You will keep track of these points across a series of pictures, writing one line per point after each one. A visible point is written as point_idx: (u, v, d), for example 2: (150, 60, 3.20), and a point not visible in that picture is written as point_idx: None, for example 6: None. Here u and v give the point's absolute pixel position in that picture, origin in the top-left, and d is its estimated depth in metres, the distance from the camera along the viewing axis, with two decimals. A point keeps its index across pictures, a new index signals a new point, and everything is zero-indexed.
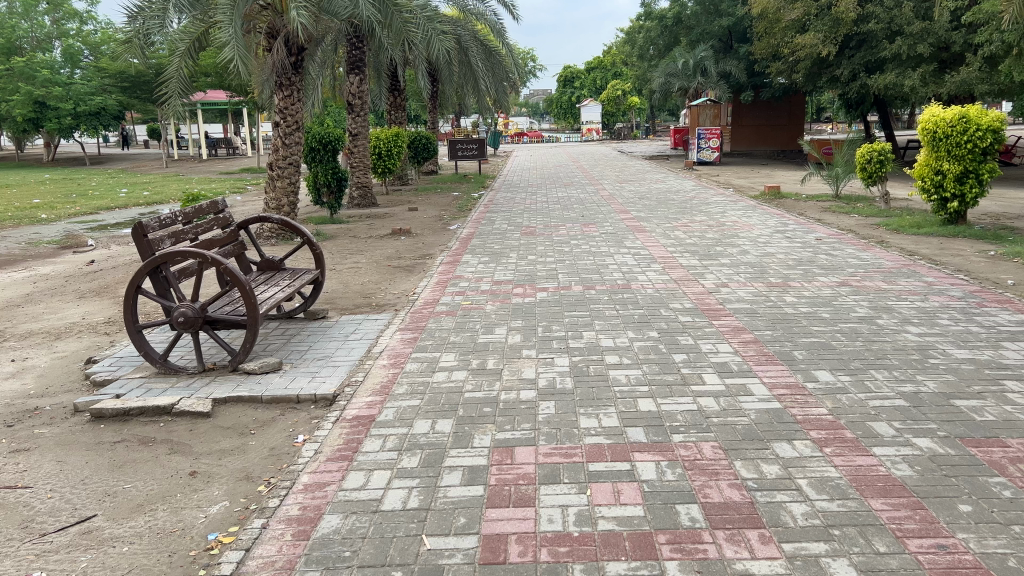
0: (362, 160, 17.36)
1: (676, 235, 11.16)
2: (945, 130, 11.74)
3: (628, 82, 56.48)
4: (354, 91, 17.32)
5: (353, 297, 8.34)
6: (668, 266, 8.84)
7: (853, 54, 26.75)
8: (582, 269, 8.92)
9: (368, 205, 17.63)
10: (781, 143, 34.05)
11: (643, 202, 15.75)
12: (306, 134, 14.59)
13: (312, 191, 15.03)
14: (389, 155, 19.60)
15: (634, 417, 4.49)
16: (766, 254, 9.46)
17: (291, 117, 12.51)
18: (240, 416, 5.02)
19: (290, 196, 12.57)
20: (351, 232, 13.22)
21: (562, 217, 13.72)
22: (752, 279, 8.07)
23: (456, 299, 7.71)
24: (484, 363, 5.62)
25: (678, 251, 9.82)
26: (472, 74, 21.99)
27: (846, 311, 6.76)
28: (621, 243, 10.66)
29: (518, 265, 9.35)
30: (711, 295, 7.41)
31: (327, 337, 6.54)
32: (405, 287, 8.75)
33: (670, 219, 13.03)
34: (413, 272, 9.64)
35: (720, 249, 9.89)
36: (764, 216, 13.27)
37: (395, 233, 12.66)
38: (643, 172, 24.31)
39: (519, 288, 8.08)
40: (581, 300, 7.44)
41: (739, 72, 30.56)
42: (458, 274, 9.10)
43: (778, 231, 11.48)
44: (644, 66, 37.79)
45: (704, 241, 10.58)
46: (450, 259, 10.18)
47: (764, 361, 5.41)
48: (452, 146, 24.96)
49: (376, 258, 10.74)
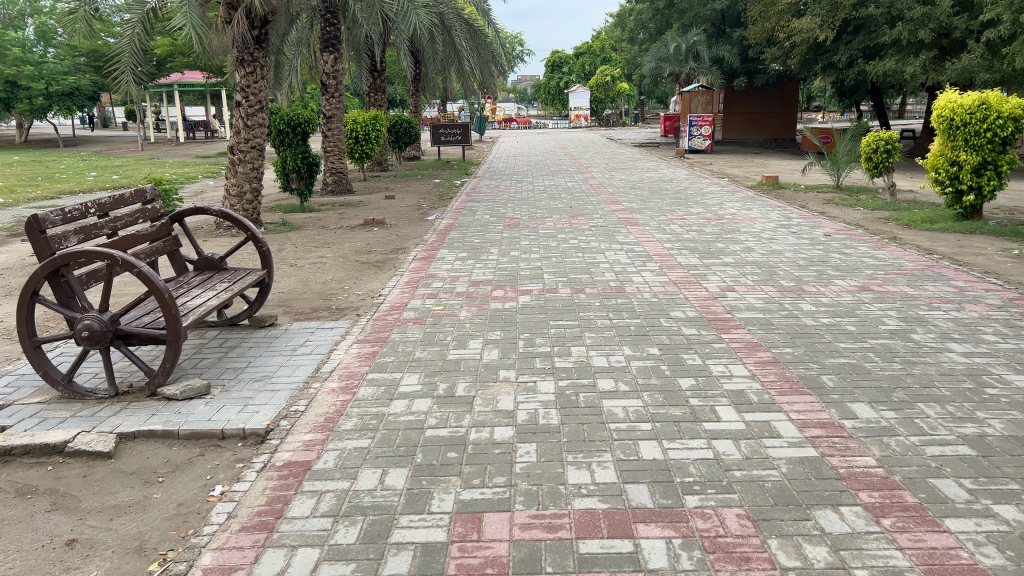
0: (337, 144, 16.36)
1: (671, 229, 10.26)
2: (963, 118, 10.82)
3: (617, 68, 55.42)
4: (329, 70, 16.28)
5: (310, 299, 7.37)
6: (666, 266, 7.95)
7: (851, 40, 25.83)
8: (569, 269, 8.00)
9: (343, 192, 16.62)
10: (774, 131, 33.20)
11: (636, 192, 14.84)
12: (273, 115, 13.54)
13: (280, 176, 14.03)
14: (367, 140, 18.58)
15: (636, 469, 3.56)
16: (772, 252, 8.59)
17: (254, 96, 11.48)
18: (148, 458, 4.06)
19: (252, 181, 11.55)
20: (321, 222, 12.22)
21: (549, 208, 12.80)
22: (760, 283, 7.18)
23: (427, 303, 6.76)
24: (453, 389, 4.68)
25: (676, 247, 8.93)
26: (456, 56, 20.97)
27: (873, 322, 5.88)
28: (612, 237, 9.76)
29: (499, 263, 8.42)
30: (717, 302, 6.50)
31: (271, 351, 5.58)
32: (371, 287, 7.79)
33: (665, 210, 12.14)
34: (383, 269, 8.69)
35: (721, 246, 8.98)
36: (765, 209, 12.40)
37: (369, 223, 11.69)
38: (634, 160, 23.40)
39: (498, 291, 7.14)
40: (570, 306, 6.51)
41: (732, 58, 29.64)
42: (432, 272, 8.14)
43: (782, 225, 10.61)
44: (635, 49, 36.76)
45: (703, 236, 9.70)
46: (424, 254, 9.24)
47: (788, 390, 4.51)
48: (435, 131, 23.92)
49: (345, 252, 9.78)
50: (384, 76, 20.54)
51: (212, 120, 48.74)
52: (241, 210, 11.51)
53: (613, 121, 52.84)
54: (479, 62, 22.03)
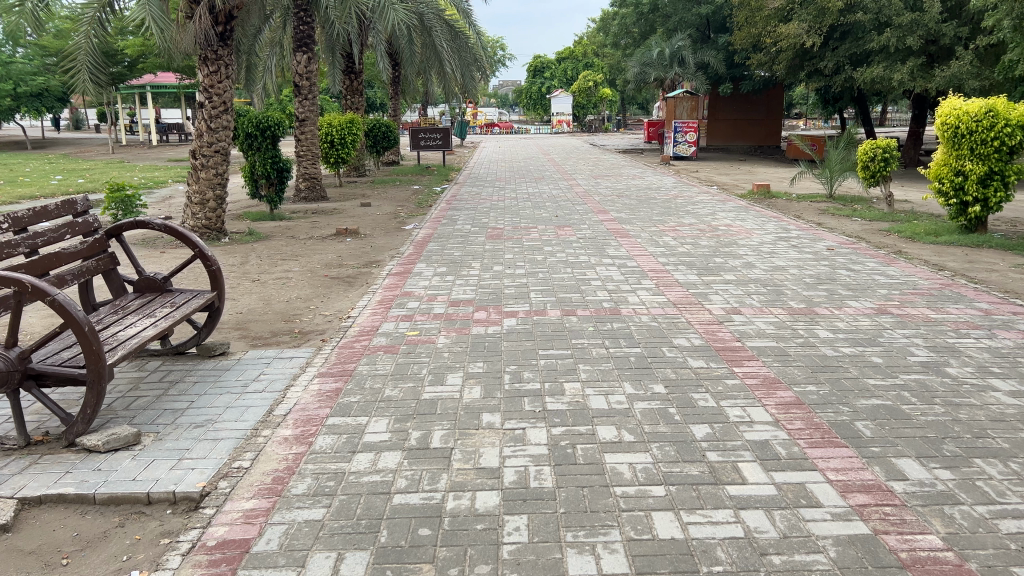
0: (310, 149, 15.63)
1: (664, 241, 9.65)
2: (969, 126, 10.27)
3: (600, 73, 54.92)
4: (302, 71, 15.54)
5: (270, 322, 6.64)
6: (663, 284, 7.31)
7: (838, 46, 25.42)
8: (558, 286, 7.34)
9: (317, 199, 15.87)
10: (759, 138, 32.79)
11: (624, 200, 14.23)
12: (241, 118, 12.79)
13: (249, 183, 13.29)
14: (343, 144, 17.85)
15: (651, 554, 2.89)
16: (776, 269, 7.98)
17: (218, 96, 10.70)
18: (54, 532, 3.33)
19: (216, 188, 10.79)
20: (291, 231, 11.47)
21: (534, 217, 12.12)
22: (768, 304, 6.55)
23: (400, 327, 6.06)
24: (428, 439, 3.98)
25: (672, 262, 8.30)
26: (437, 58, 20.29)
27: (900, 352, 5.24)
28: (602, 250, 9.11)
29: (481, 279, 7.73)
30: (724, 327, 5.85)
31: (218, 388, 4.85)
32: (340, 307, 7.07)
33: (656, 221, 11.54)
34: (354, 285, 7.98)
35: (719, 261, 8.36)
36: (759, 220, 11.83)
37: (341, 233, 10.96)
38: (619, 167, 22.80)
39: (480, 313, 6.45)
40: (561, 331, 5.83)
41: (717, 63, 29.21)
42: (407, 289, 7.43)
43: (781, 238, 10.02)
44: (619, 53, 36.29)
45: (699, 250, 9.08)
46: (400, 268, 8.54)
47: (819, 441, 3.86)
48: (414, 135, 23.21)
49: (315, 265, 9.06)
50: (362, 78, 19.83)
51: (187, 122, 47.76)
52: (203, 219, 10.75)
53: (595, 127, 52.35)
54: (459, 64, 21.35)
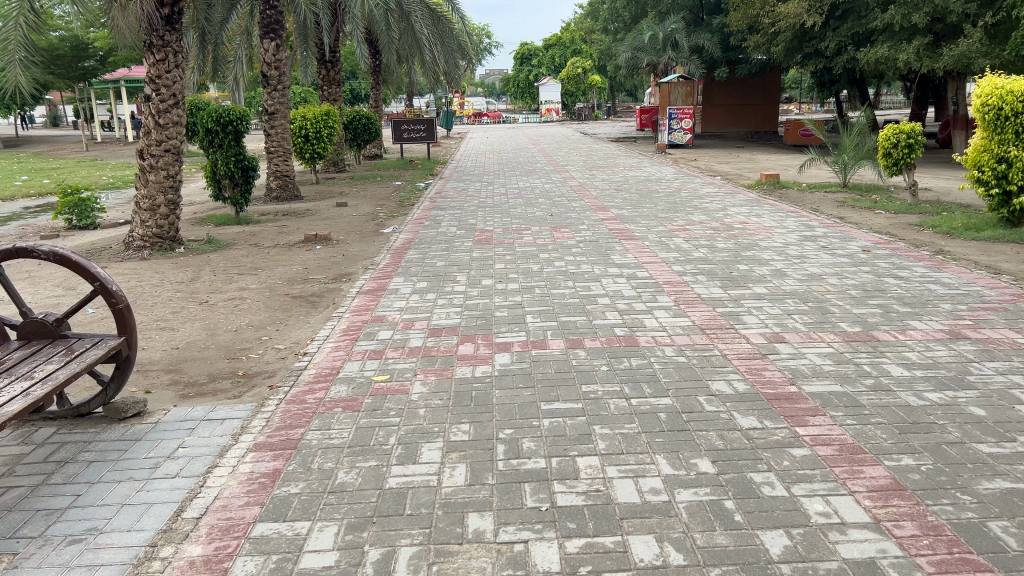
0: (281, 144, 14.40)
1: (676, 245, 8.50)
2: (1014, 107, 9.16)
3: (589, 60, 53.56)
4: (270, 60, 14.35)
5: (209, 361, 5.45)
6: (684, 301, 6.17)
7: (840, 26, 24.24)
8: (559, 307, 6.17)
9: (289, 199, 14.62)
10: (756, 124, 31.66)
11: (624, 194, 13.08)
12: (199, 112, 11.56)
13: (211, 184, 12.05)
14: (318, 138, 16.63)
15: None
16: (812, 278, 6.86)
17: (167, 88, 9.42)
18: None
19: (167, 192, 9.55)
20: (255, 238, 10.25)
21: (526, 217, 10.95)
22: (817, 329, 5.40)
23: (366, 369, 4.87)
24: (390, 565, 2.80)
25: (689, 272, 7.16)
26: (417, 44, 19.06)
27: (1005, 400, 4.07)
28: (607, 257, 7.95)
29: (467, 298, 6.57)
30: (770, 364, 4.69)
31: (118, 472, 3.64)
32: (297, 338, 5.89)
33: (663, 218, 10.40)
34: (317, 306, 6.80)
35: (743, 270, 7.22)
36: (775, 215, 10.72)
37: (310, 239, 9.74)
38: (613, 157, 21.60)
39: (466, 346, 5.26)
40: (565, 372, 4.66)
41: (713, 47, 28.05)
42: (379, 313, 6.25)
43: (806, 237, 8.90)
44: (609, 38, 35.04)
45: (718, 255, 7.93)
46: (373, 283, 7.35)
47: (950, 561, 2.70)
48: (397, 127, 21.97)
49: (276, 279, 7.87)
50: (338, 67, 18.65)
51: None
52: (154, 228, 9.49)
53: (584, 115, 51.14)
54: (442, 50, 20.12)
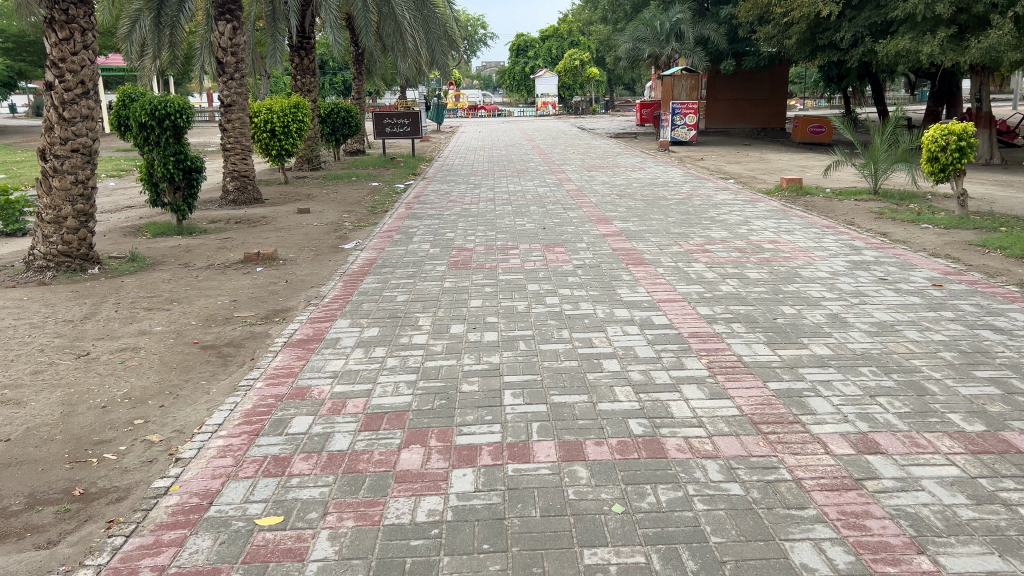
0: (239, 140, 12.72)
1: (697, 274, 6.83)
2: None
3: (587, 52, 51.65)
4: (225, 44, 12.67)
5: (41, 464, 3.78)
6: (723, 369, 4.51)
7: (857, 15, 22.58)
8: (550, 377, 4.47)
9: (248, 202, 12.87)
10: (762, 120, 29.85)
11: (628, 201, 11.43)
12: (132, 103, 9.85)
13: (148, 189, 10.33)
14: (286, 133, 14.92)
15: None
16: (883, 331, 5.19)
17: (72, 73, 7.68)
18: None
19: (76, 201, 7.82)
20: (188, 255, 8.57)
21: (513, 230, 9.28)
22: (922, 428, 3.72)
23: (251, 504, 3.19)
24: None
25: (721, 318, 5.51)
26: (397, 31, 17.36)
27: None
28: (611, 292, 6.29)
29: (427, 358, 4.87)
30: (875, 507, 3.01)
31: None
32: (185, 423, 4.21)
33: (675, 235, 8.75)
34: (230, 365, 5.11)
35: (789, 316, 5.56)
36: (807, 230, 9.08)
37: (251, 258, 8.04)
38: (613, 155, 19.91)
39: (412, 452, 3.58)
40: (555, 517, 2.98)
41: (719, 38, 26.38)
42: (303, 382, 4.57)
43: (855, 264, 7.24)
44: (609, 28, 33.36)
45: (751, 291, 6.27)
46: (308, 328, 5.65)
47: None
48: (379, 121, 20.23)
49: (191, 319, 6.17)
50: (313, 55, 16.99)
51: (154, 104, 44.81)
52: (59, 244, 7.73)
53: (581, 109, 49.32)
54: (427, 38, 18.40)
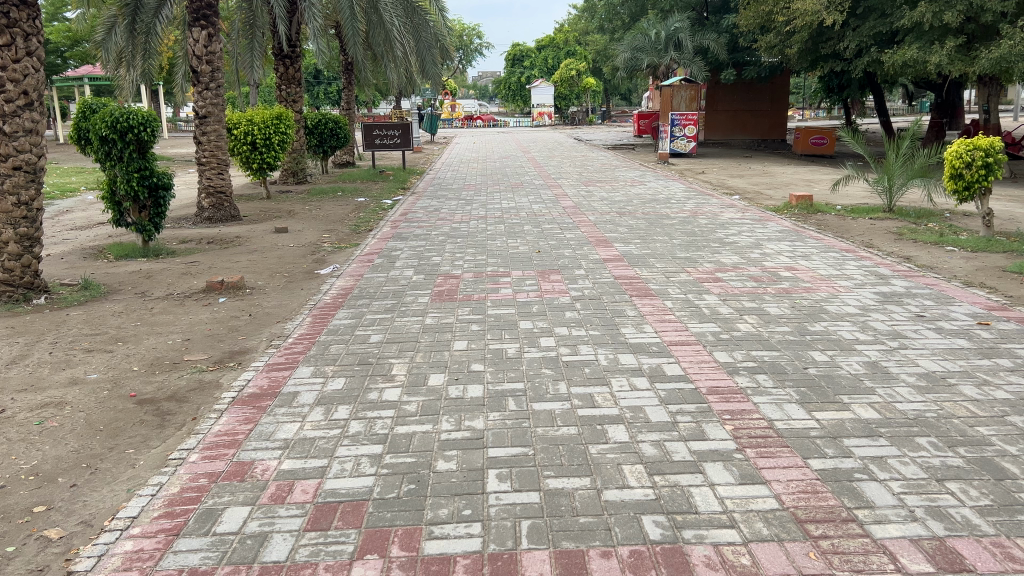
0: (215, 154, 11.99)
1: (710, 309, 6.07)
2: None
3: (584, 62, 51.02)
4: (200, 52, 11.93)
5: None
6: (753, 442, 3.73)
7: (860, 25, 21.76)
8: (543, 450, 3.68)
9: (224, 220, 12.08)
10: (763, 131, 29.16)
11: (629, 220, 10.71)
12: (93, 116, 9.10)
13: (109, 207, 9.53)
14: (267, 145, 14.17)
15: None
16: (935, 387, 4.42)
17: (14, 83, 6.91)
18: None
19: (18, 224, 7.05)
20: (148, 282, 7.80)
21: (505, 253, 8.53)
22: (1013, 531, 2.94)
23: None
24: None
25: (743, 369, 4.73)
26: (385, 40, 16.66)
27: None
28: (615, 332, 5.53)
29: (397, 423, 4.08)
30: None
31: None
32: (94, 513, 3.42)
33: (682, 260, 8.01)
34: (166, 428, 4.32)
35: (822, 366, 4.79)
36: (824, 254, 8.35)
37: (213, 287, 7.26)
38: (611, 168, 19.18)
39: (366, 569, 2.80)
40: None
41: (719, 48, 25.75)
42: (245, 457, 3.78)
43: (885, 297, 6.48)
44: (607, 37, 32.75)
45: (774, 331, 5.52)
46: (264, 379, 4.86)
47: None
48: (368, 133, 19.49)
49: (132, 364, 5.38)
50: (299, 64, 16.29)
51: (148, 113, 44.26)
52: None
53: (578, 119, 48.65)
54: (417, 46, 17.70)
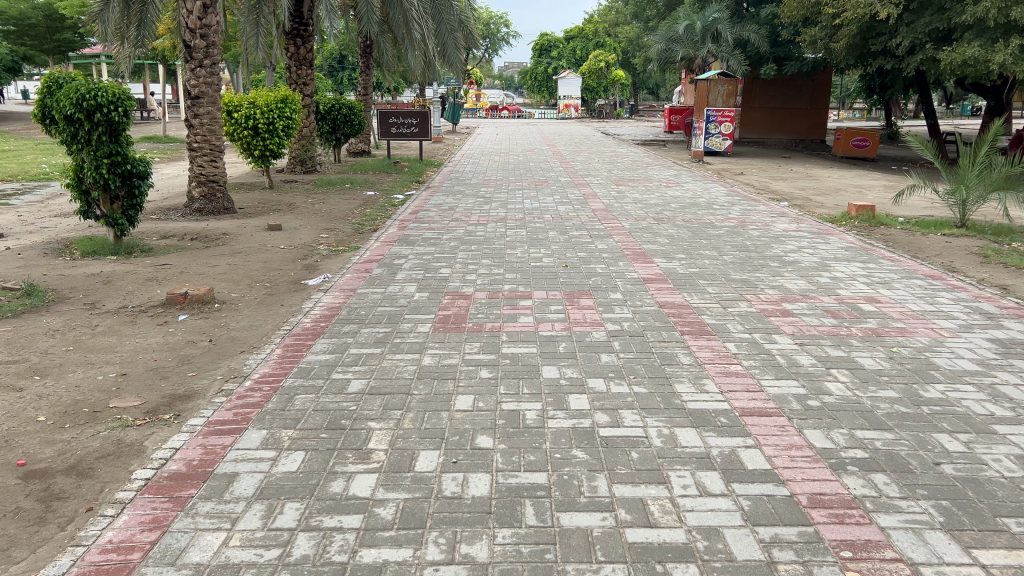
0: (208, 139, 10.78)
1: (786, 359, 4.76)
2: None
3: (612, 53, 49.33)
4: (193, 25, 10.72)
5: None
6: None
7: (916, 19, 19.77)
8: None
9: (216, 212, 10.87)
10: (801, 130, 27.48)
11: (669, 229, 9.40)
12: (57, 90, 7.88)
13: (76, 198, 8.30)
14: (270, 130, 12.93)
15: None
16: None
17: None
18: None
19: None
20: (102, 290, 6.57)
21: (527, 267, 7.24)
22: None
23: None
24: None
25: (850, 464, 3.41)
26: (404, 20, 15.38)
27: None
28: (668, 391, 4.23)
29: (362, 546, 2.79)
30: None
31: None
32: None
33: (738, 283, 6.71)
34: (43, 527, 3.06)
35: (962, 463, 3.45)
36: (905, 280, 7.01)
37: (174, 301, 6.03)
38: (643, 166, 17.81)
39: None
40: None
41: (759, 40, 24.23)
42: None
43: (1004, 346, 5.12)
44: (641, 27, 31.29)
45: (879, 398, 4.19)
46: (198, 450, 3.60)
47: None
48: (384, 120, 18.22)
49: (39, 412, 4.13)
50: (311, 44, 15.07)
51: (169, 95, 43.44)
52: None
53: (605, 113, 47.13)
54: (437, 27, 16.38)
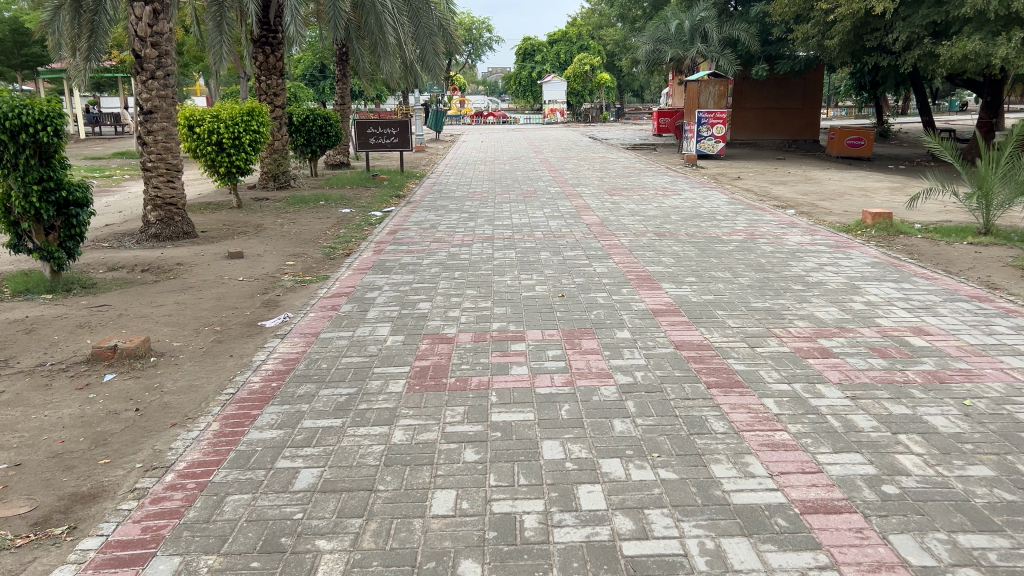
0: (163, 157, 9.83)
1: (843, 422, 3.85)
2: None
3: (597, 56, 48.49)
4: (143, 33, 9.75)
5: None
6: None
7: (912, 13, 18.84)
8: None
9: (174, 237, 9.90)
10: (794, 130, 26.65)
11: (673, 245, 8.51)
12: None
13: (4, 230, 7.30)
14: (235, 145, 11.96)
15: None
16: None
17: None
18: None
19: None
20: (21, 341, 5.61)
21: (518, 299, 6.32)
22: None
23: None
24: None
25: None
26: (378, 25, 14.42)
27: None
28: (706, 477, 3.30)
29: None
30: None
31: None
32: None
33: (761, 313, 5.83)
34: None
35: None
36: (950, 304, 6.13)
37: (101, 356, 5.08)
38: (636, 172, 16.94)
39: None
40: None
41: (749, 39, 23.44)
42: None
43: None
44: (627, 28, 30.48)
45: (973, 479, 3.28)
46: None
47: None
48: (362, 130, 17.26)
49: None
50: (281, 52, 14.10)
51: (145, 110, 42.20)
52: None
53: (591, 117, 46.28)
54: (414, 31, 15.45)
